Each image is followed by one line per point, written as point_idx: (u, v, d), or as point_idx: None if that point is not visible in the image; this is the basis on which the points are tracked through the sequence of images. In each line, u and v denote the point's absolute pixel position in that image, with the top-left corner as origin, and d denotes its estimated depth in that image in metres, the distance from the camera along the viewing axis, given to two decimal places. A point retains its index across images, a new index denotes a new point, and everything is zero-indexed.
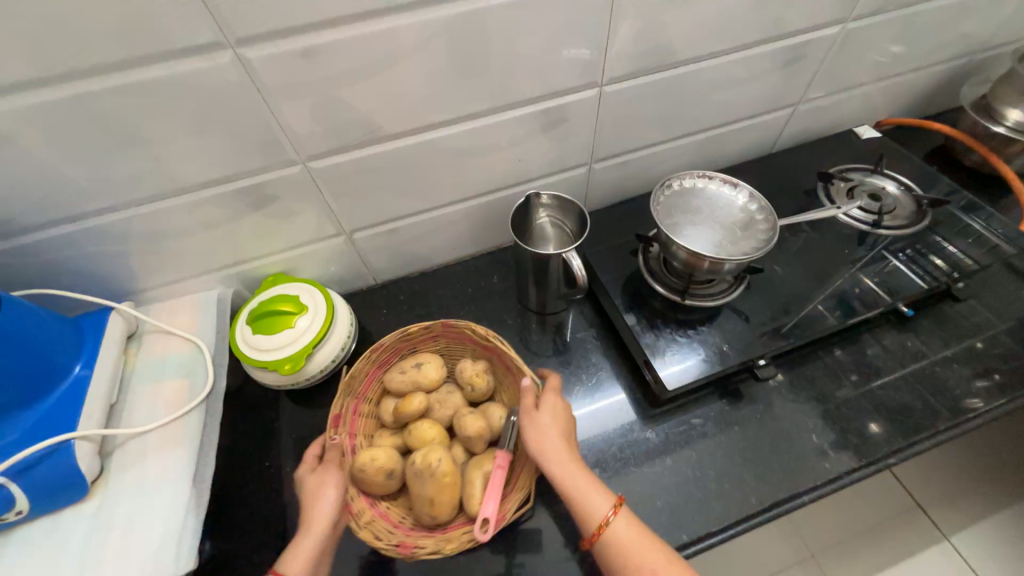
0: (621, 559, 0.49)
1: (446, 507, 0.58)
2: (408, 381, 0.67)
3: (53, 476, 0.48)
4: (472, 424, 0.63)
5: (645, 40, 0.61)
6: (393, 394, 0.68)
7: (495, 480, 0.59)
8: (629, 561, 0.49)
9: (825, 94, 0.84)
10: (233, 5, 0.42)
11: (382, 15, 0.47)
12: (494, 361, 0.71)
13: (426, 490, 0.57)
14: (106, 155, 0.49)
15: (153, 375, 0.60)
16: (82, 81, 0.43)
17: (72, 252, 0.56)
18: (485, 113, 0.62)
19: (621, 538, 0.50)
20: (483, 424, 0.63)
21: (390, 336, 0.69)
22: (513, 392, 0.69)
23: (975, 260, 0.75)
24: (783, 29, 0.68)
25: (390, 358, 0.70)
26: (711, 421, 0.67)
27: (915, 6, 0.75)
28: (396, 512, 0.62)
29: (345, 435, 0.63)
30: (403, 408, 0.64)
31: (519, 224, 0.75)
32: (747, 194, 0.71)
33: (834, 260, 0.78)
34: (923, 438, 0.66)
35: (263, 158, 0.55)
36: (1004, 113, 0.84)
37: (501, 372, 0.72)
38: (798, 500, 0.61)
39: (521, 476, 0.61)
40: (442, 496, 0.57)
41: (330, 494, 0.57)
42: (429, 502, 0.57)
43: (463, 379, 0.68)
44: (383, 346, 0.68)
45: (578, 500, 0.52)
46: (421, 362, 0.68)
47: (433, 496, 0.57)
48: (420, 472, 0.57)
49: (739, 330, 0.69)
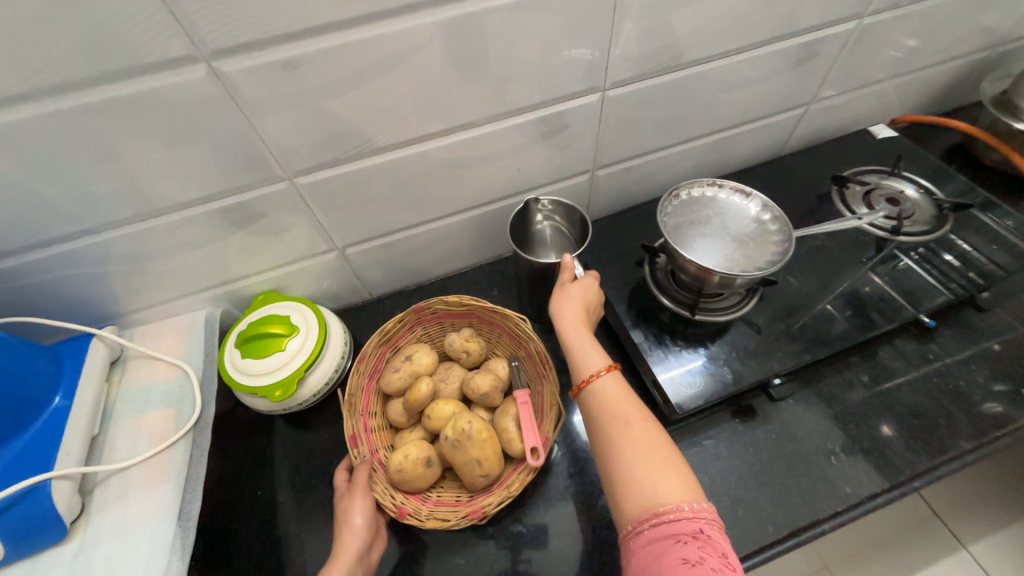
0: (600, 408, 0.50)
1: (496, 460, 0.58)
2: (406, 377, 0.64)
3: (28, 519, 0.46)
4: (483, 380, 0.63)
5: (650, 42, 0.58)
6: (394, 397, 0.66)
7: (526, 416, 0.60)
8: (605, 411, 0.50)
9: (838, 92, 0.81)
10: (204, 14, 0.38)
11: (368, 21, 0.44)
12: (476, 324, 0.72)
13: (471, 454, 0.56)
14: (77, 177, 0.46)
15: (137, 404, 0.57)
16: (45, 101, 0.40)
17: (48, 278, 0.53)
18: (483, 121, 0.58)
19: (605, 393, 0.51)
20: (492, 377, 0.64)
21: (369, 342, 0.65)
22: (505, 341, 0.71)
23: (998, 263, 0.72)
24: (796, 26, 0.64)
25: (377, 364, 0.67)
26: (723, 443, 0.64)
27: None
28: (451, 493, 0.61)
29: (365, 449, 0.60)
30: (413, 402, 0.62)
31: (519, 227, 0.71)
32: (760, 203, 0.67)
33: (852, 270, 0.74)
34: (951, 459, 0.62)
35: (245, 175, 0.52)
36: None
37: (488, 332, 0.72)
38: (818, 529, 0.58)
39: (546, 400, 0.63)
40: (488, 451, 0.57)
41: (360, 515, 0.54)
42: (478, 463, 0.57)
43: (456, 351, 0.68)
44: (367, 354, 0.64)
45: (576, 352, 0.55)
46: (411, 355, 0.66)
47: (480, 456, 0.56)
48: (458, 444, 0.57)
49: (752, 345, 0.66)
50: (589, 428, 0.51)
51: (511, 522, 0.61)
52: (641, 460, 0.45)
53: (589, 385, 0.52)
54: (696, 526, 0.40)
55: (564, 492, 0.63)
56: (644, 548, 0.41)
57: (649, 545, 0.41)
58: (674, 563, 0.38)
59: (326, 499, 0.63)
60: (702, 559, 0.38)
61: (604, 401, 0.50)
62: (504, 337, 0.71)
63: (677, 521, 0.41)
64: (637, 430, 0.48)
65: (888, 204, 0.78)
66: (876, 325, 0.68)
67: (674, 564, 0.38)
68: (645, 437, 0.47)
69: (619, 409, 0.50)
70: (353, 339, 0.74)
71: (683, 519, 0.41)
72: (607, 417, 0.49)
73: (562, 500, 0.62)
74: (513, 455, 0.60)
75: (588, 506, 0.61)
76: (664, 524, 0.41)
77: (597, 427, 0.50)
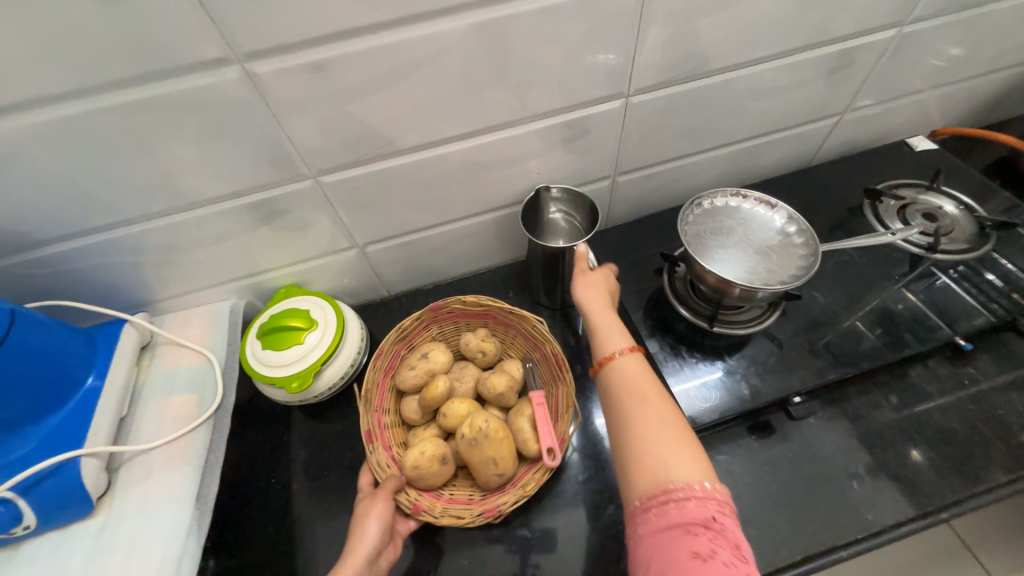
0: (617, 386, 0.50)
1: (510, 459, 0.58)
2: (421, 375, 0.65)
3: (59, 493, 0.48)
4: (498, 380, 0.64)
5: (677, 49, 0.57)
6: (408, 395, 0.66)
7: (541, 417, 0.61)
8: (623, 388, 0.50)
9: (874, 102, 0.78)
10: (239, 18, 0.40)
11: (394, 27, 0.45)
12: (491, 325, 0.73)
13: (487, 453, 0.57)
14: (117, 170, 0.48)
15: (163, 388, 0.60)
16: (90, 98, 0.42)
17: (87, 265, 0.56)
18: (505, 124, 0.58)
19: (625, 370, 0.51)
20: (508, 377, 0.64)
21: (386, 340, 0.66)
22: (519, 342, 0.71)
23: None
24: (831, 34, 0.62)
25: (392, 361, 0.68)
26: (738, 459, 0.62)
27: (983, 6, 0.67)
28: (464, 491, 0.62)
29: (380, 449, 0.61)
30: (429, 400, 0.63)
31: (530, 213, 0.71)
32: (785, 215, 0.66)
33: (884, 289, 0.71)
34: (984, 491, 0.58)
35: (272, 173, 0.54)
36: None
37: (502, 333, 0.73)
38: (835, 556, 0.56)
39: (561, 401, 0.63)
40: (503, 451, 0.57)
41: (373, 524, 0.53)
42: (493, 462, 0.57)
43: (471, 350, 0.68)
44: (384, 352, 0.65)
45: (598, 333, 0.55)
46: (427, 354, 0.66)
47: (495, 455, 0.57)
48: (474, 442, 0.57)
49: (772, 360, 0.64)
50: (606, 406, 0.51)
51: (517, 527, 0.61)
52: (653, 437, 0.45)
53: (609, 363, 0.52)
54: (708, 512, 0.39)
55: (571, 499, 0.62)
56: (652, 531, 0.40)
57: (657, 527, 0.40)
58: (683, 553, 0.37)
59: (337, 492, 0.64)
60: (713, 552, 0.36)
61: (621, 378, 0.50)
62: (518, 338, 0.71)
63: (687, 503, 0.40)
64: (653, 408, 0.47)
65: (924, 220, 0.75)
66: (908, 347, 0.65)
67: (682, 555, 0.37)
68: (662, 419, 0.46)
69: (635, 388, 0.49)
70: (369, 335, 0.76)
71: (694, 501, 0.40)
72: (622, 394, 0.49)
73: (570, 507, 0.61)
74: (528, 455, 0.60)
75: (596, 516, 0.61)
76: (674, 504, 0.40)
77: (614, 403, 0.49)
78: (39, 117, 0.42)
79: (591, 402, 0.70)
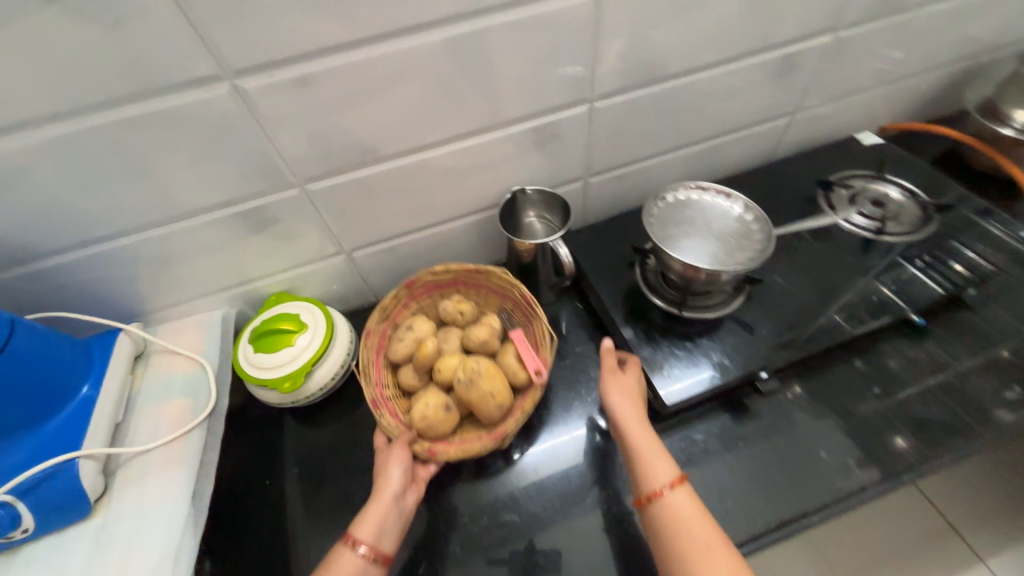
0: (672, 527, 0.50)
1: (506, 390, 0.62)
2: (411, 344, 0.67)
3: (58, 495, 0.50)
4: (479, 329, 0.67)
5: (634, 57, 0.62)
6: (402, 365, 0.69)
7: (524, 349, 0.66)
8: (677, 530, 0.50)
9: (823, 102, 0.84)
10: (229, 38, 0.44)
11: (372, 43, 0.49)
12: (462, 290, 0.76)
13: (484, 389, 0.60)
14: (113, 183, 0.51)
15: (158, 394, 0.62)
16: (91, 116, 0.46)
17: (82, 277, 0.59)
18: (481, 128, 0.63)
19: (676, 508, 0.51)
20: (486, 324, 0.68)
21: (371, 319, 0.68)
22: (490, 297, 0.75)
23: (996, 265, 0.75)
24: (774, 40, 0.68)
25: (381, 339, 0.70)
26: (713, 437, 0.66)
27: (910, 12, 0.74)
28: (472, 433, 0.65)
29: (388, 413, 0.63)
30: (422, 362, 0.65)
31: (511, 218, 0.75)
32: (742, 204, 0.71)
33: (845, 272, 0.75)
34: (944, 454, 0.62)
35: (261, 182, 0.57)
36: (1011, 114, 0.82)
37: (475, 295, 0.76)
38: (806, 521, 0.59)
39: (539, 333, 0.68)
40: (497, 384, 0.61)
41: (395, 470, 0.57)
42: (491, 396, 0.61)
43: (450, 314, 0.71)
44: (371, 331, 0.68)
45: (643, 461, 0.54)
46: (413, 325, 0.69)
47: (491, 388, 0.61)
48: (469, 382, 0.61)
49: (740, 342, 0.68)
50: (659, 545, 0.50)
51: (506, 513, 0.63)
52: None
53: (658, 499, 0.52)
54: None
55: (556, 481, 0.65)
56: None
57: None
58: None
59: (330, 489, 0.66)
60: None
61: (676, 521, 0.50)
62: (488, 294, 0.75)
63: None
64: (715, 558, 0.47)
65: (871, 207, 0.82)
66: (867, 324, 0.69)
67: None
68: (724, 567, 0.47)
69: (692, 530, 0.49)
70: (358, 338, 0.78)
71: None
72: (679, 539, 0.49)
73: (556, 490, 0.64)
74: (520, 384, 0.65)
75: (582, 497, 0.64)
76: None
77: (670, 549, 0.49)
78: (44, 134, 0.45)
79: (574, 391, 0.73)
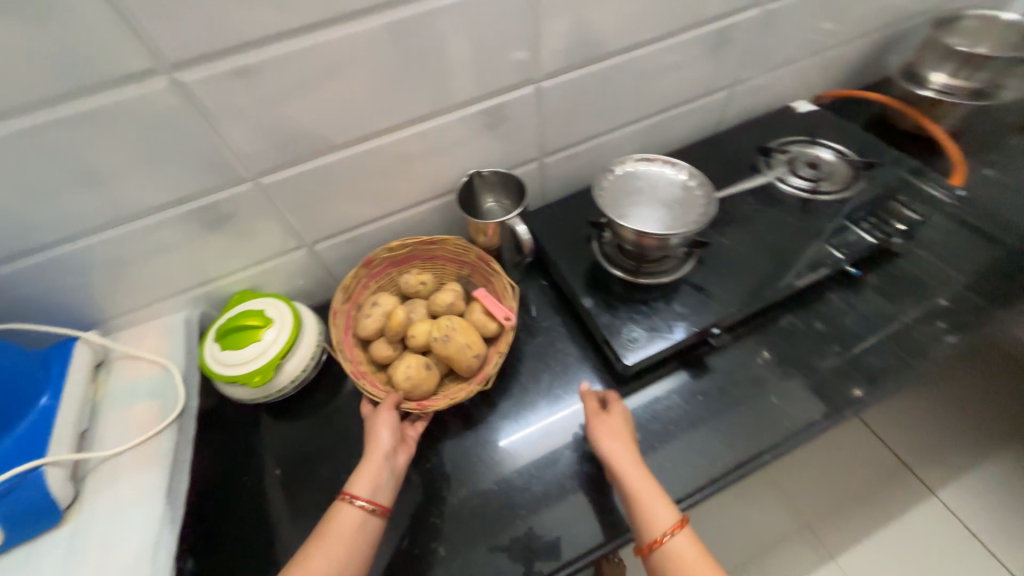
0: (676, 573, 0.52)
1: (479, 340, 0.67)
2: (381, 318, 0.69)
3: (24, 505, 0.49)
4: (444, 293, 0.71)
5: (575, 36, 0.65)
6: (374, 340, 0.70)
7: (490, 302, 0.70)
8: None
9: (760, 73, 0.89)
10: (167, 30, 0.44)
11: (314, 31, 0.50)
12: (418, 265, 0.78)
13: (460, 340, 0.65)
14: (56, 187, 0.50)
15: (123, 400, 0.61)
16: (26, 116, 0.45)
17: (31, 287, 0.57)
18: (434, 113, 0.64)
19: (679, 553, 0.52)
20: (450, 287, 0.72)
21: (335, 299, 0.70)
22: (446, 265, 0.78)
23: (920, 215, 0.81)
24: (707, 15, 0.72)
25: (349, 319, 0.72)
26: (674, 395, 0.70)
27: None
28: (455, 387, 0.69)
29: (369, 384, 0.66)
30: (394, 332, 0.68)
31: (465, 201, 0.78)
32: (686, 171, 0.75)
33: (794, 234, 0.79)
34: (880, 390, 0.68)
35: (211, 178, 0.57)
36: (928, 77, 0.91)
37: (432, 267, 0.79)
38: (760, 461, 0.64)
39: (501, 287, 0.73)
40: (471, 335, 0.66)
41: (385, 430, 0.60)
42: (468, 346, 0.65)
43: (413, 287, 0.73)
44: (338, 311, 0.69)
45: (642, 507, 0.55)
46: (380, 301, 0.71)
47: (467, 340, 0.65)
48: (445, 337, 0.65)
49: (694, 303, 0.72)
50: None
51: (485, 483, 0.65)
52: None
53: (660, 546, 0.53)
54: None
55: (530, 450, 0.67)
56: None
57: None
58: None
59: (310, 479, 0.67)
60: None
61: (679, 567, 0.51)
62: (444, 264, 0.78)
63: None
64: None
65: (807, 168, 0.86)
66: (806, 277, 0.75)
67: None
68: None
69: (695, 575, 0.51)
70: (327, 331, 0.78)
71: None
72: None
73: (531, 458, 0.67)
74: (491, 335, 0.69)
75: (556, 462, 0.67)
76: None
77: None
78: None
79: (543, 365, 0.76)
